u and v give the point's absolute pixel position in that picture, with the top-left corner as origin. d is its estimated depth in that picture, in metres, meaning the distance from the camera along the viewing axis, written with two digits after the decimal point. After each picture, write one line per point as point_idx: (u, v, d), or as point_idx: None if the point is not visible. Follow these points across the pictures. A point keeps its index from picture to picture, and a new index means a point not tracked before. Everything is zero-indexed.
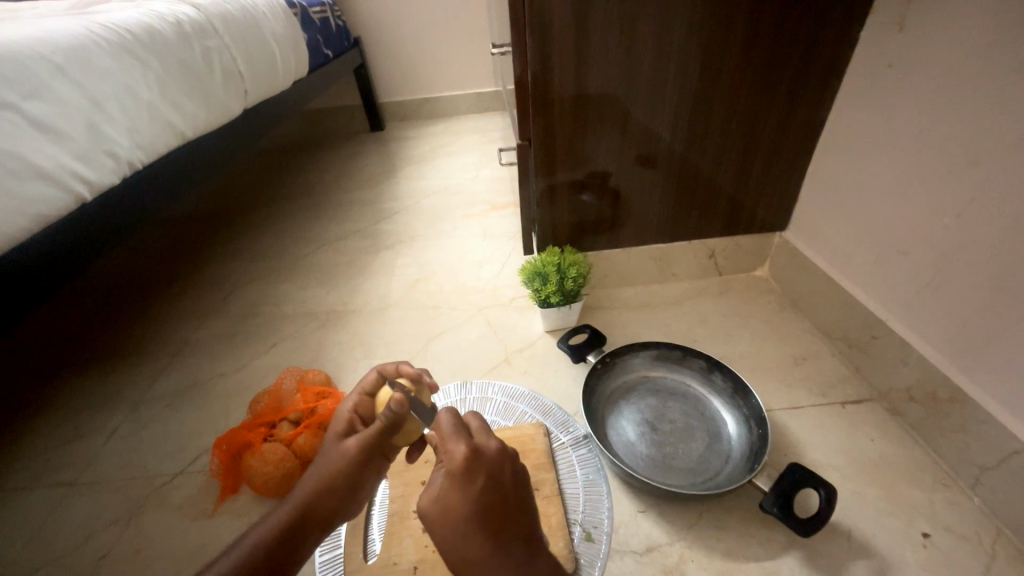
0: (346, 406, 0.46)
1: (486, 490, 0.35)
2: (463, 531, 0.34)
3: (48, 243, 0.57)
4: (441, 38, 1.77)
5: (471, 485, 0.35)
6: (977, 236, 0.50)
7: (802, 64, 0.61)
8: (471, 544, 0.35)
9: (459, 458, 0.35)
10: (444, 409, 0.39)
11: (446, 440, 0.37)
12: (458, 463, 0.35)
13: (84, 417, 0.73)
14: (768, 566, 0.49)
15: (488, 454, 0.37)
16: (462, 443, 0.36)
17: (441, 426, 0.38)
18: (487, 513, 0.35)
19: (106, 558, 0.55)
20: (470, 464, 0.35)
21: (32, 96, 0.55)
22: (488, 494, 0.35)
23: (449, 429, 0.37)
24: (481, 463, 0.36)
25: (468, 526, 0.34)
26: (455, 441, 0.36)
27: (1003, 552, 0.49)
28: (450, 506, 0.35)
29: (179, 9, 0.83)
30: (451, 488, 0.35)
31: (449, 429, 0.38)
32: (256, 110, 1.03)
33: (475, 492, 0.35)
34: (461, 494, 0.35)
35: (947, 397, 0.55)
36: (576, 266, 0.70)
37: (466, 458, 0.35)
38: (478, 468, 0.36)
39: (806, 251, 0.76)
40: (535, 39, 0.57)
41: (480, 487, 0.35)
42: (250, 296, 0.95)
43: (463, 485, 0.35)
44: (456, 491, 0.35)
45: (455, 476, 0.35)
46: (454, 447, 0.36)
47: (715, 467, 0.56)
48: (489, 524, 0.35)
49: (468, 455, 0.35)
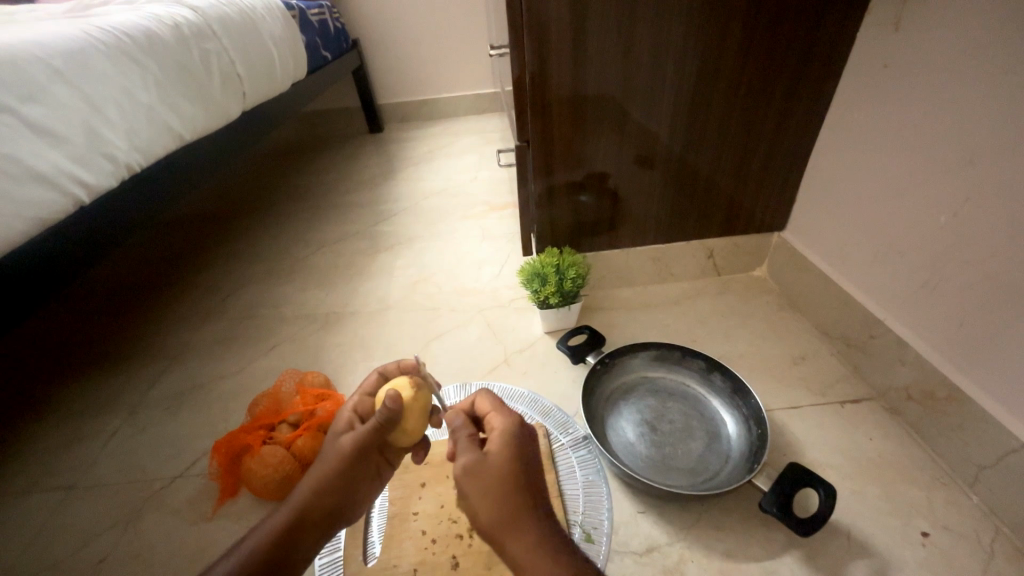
0: (346, 406, 0.46)
1: (529, 456, 0.37)
2: (509, 484, 0.34)
3: (46, 247, 0.57)
4: (440, 39, 1.77)
5: (520, 444, 0.37)
6: (975, 235, 0.50)
7: (799, 65, 0.61)
8: (515, 499, 0.34)
9: (508, 422, 0.38)
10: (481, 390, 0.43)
11: (491, 411, 0.40)
12: (509, 425, 0.38)
13: (85, 420, 0.73)
14: (768, 565, 0.49)
15: (529, 429, 0.40)
16: (509, 412, 0.40)
17: (483, 402, 0.41)
18: (530, 473, 0.36)
19: (107, 560, 0.55)
20: (519, 428, 0.38)
21: (30, 100, 0.55)
22: (531, 458, 0.37)
23: (494, 403, 0.41)
24: (526, 432, 0.39)
25: (514, 479, 0.35)
26: (501, 412, 0.40)
27: (1001, 550, 0.49)
28: (500, 459, 0.36)
29: (178, 13, 0.83)
30: (500, 446, 0.37)
31: (491, 405, 0.41)
32: (255, 112, 1.03)
33: (521, 452, 0.37)
34: (511, 449, 0.36)
35: (945, 396, 0.55)
36: (575, 267, 0.70)
37: (514, 423, 0.38)
38: (523, 433, 0.39)
39: (804, 251, 0.76)
40: (532, 40, 0.57)
41: (525, 450, 0.37)
42: (249, 298, 0.95)
43: (513, 442, 0.37)
44: (507, 446, 0.37)
45: (508, 432, 0.37)
46: (502, 414, 0.39)
47: (715, 467, 0.56)
48: (532, 483, 0.35)
49: (517, 419, 0.39)
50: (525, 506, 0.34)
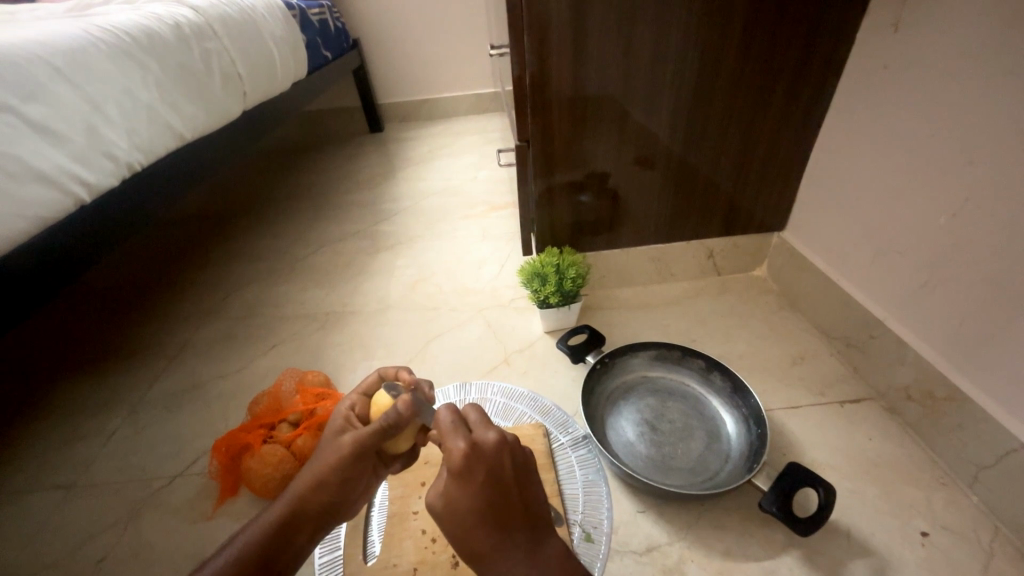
0: (344, 406, 0.46)
1: (488, 486, 0.36)
2: (466, 525, 0.36)
3: (46, 245, 0.57)
4: (441, 39, 1.77)
5: (472, 478, 0.36)
6: (975, 235, 0.51)
7: (799, 65, 0.61)
8: (475, 537, 0.36)
9: (457, 455, 0.36)
10: (444, 405, 0.39)
11: (443, 436, 0.37)
12: (457, 460, 0.36)
13: (84, 419, 0.73)
14: (767, 565, 0.49)
15: (488, 448, 0.36)
16: (461, 440, 0.36)
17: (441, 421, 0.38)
18: (490, 504, 0.36)
19: (106, 560, 0.55)
20: (469, 462, 0.36)
21: (31, 99, 0.55)
22: (489, 489, 0.36)
23: (449, 424, 0.37)
24: (480, 460, 0.36)
25: (472, 519, 0.36)
26: (454, 437, 0.36)
27: (1001, 550, 0.49)
28: (456, 501, 0.36)
29: (178, 12, 0.83)
30: (453, 483, 0.36)
31: (449, 424, 0.38)
32: (256, 112, 1.03)
33: (475, 487, 0.35)
34: (463, 487, 0.36)
35: (944, 396, 0.56)
36: (575, 267, 0.70)
37: (465, 454, 0.36)
38: (476, 463, 0.36)
39: (803, 251, 0.76)
40: (533, 39, 0.57)
41: (480, 481, 0.36)
42: (249, 297, 0.95)
43: (464, 480, 0.36)
44: (459, 486, 0.36)
45: (456, 471, 0.36)
46: (454, 443, 0.36)
47: (714, 466, 0.57)
48: (491, 516, 0.36)
49: (467, 449, 0.36)
50: (487, 539, 0.36)
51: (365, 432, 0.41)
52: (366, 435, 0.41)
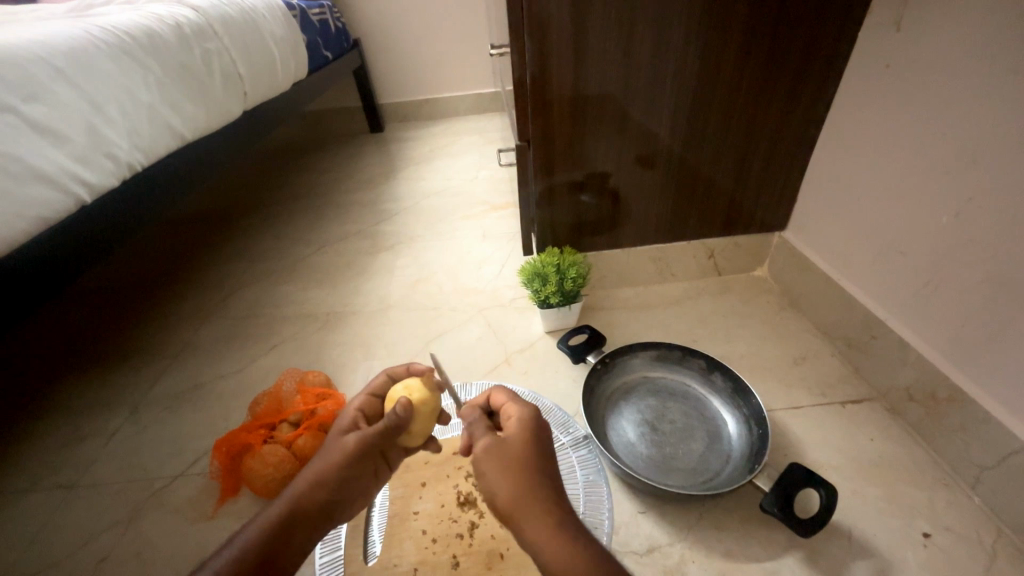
0: (353, 405, 0.46)
1: (548, 444, 0.38)
2: (525, 468, 0.35)
3: (48, 245, 0.57)
4: (441, 39, 1.77)
5: (538, 430, 0.38)
6: (976, 235, 0.50)
7: (800, 65, 0.61)
8: (532, 484, 0.34)
9: (521, 412, 0.39)
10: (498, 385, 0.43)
11: (506, 402, 0.41)
12: (528, 412, 0.39)
13: (85, 419, 0.73)
14: (768, 566, 0.49)
15: (546, 420, 0.40)
16: (524, 404, 0.40)
17: (500, 394, 0.42)
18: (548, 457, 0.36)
19: (106, 560, 0.55)
20: (533, 417, 0.39)
21: (32, 99, 0.55)
22: (548, 446, 0.37)
23: (512, 395, 0.42)
24: (540, 420, 0.39)
25: (534, 463, 0.35)
26: (521, 401, 0.41)
27: (1003, 551, 0.49)
28: (518, 446, 0.36)
29: (179, 12, 0.83)
30: (518, 430, 0.37)
31: (511, 395, 0.42)
32: (256, 112, 1.03)
33: (539, 437, 0.37)
34: (530, 433, 0.37)
35: (946, 397, 0.55)
36: (576, 267, 0.70)
37: (533, 410, 0.39)
38: (538, 421, 0.39)
39: (805, 251, 0.76)
40: (533, 40, 0.57)
41: (542, 437, 0.38)
42: (250, 297, 0.95)
43: (532, 428, 0.38)
44: (525, 430, 0.37)
45: (526, 419, 0.38)
46: (520, 403, 0.40)
47: (715, 467, 0.56)
48: (549, 467, 0.36)
49: (535, 407, 0.40)
50: (541, 488, 0.34)
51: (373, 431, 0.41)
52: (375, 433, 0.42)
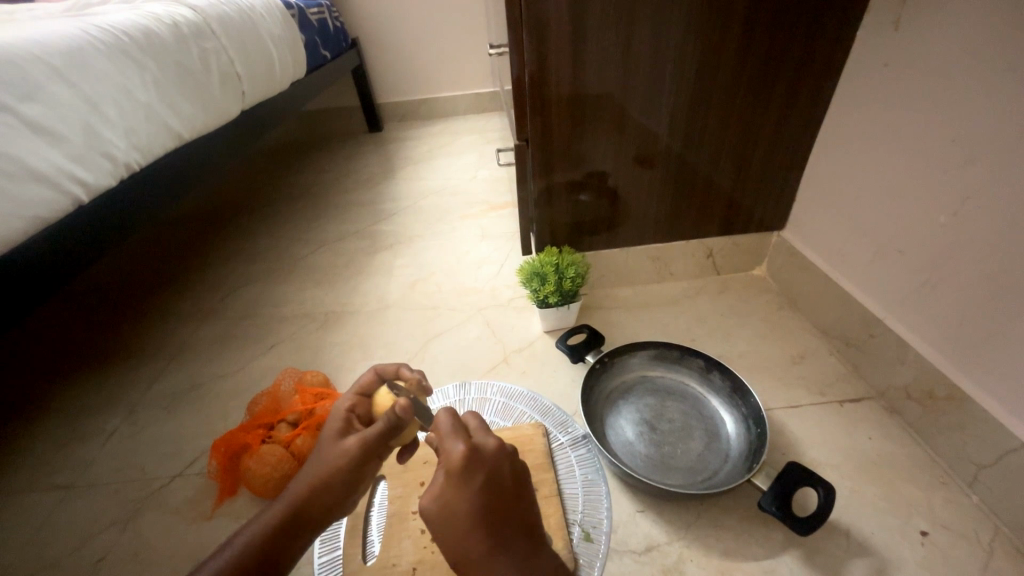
0: (342, 406, 0.46)
1: (481, 492, 0.35)
2: (458, 531, 0.34)
3: (45, 245, 0.57)
4: (441, 38, 1.77)
5: (471, 480, 0.35)
6: (974, 233, 0.50)
7: (799, 64, 0.61)
8: (467, 544, 0.34)
9: (457, 457, 0.36)
10: (443, 408, 0.39)
11: (445, 437, 0.37)
12: (457, 462, 0.35)
13: (84, 419, 0.73)
14: (767, 565, 0.49)
15: (488, 455, 0.37)
16: (461, 443, 0.36)
17: (441, 424, 0.38)
18: (486, 506, 0.35)
19: (105, 560, 0.55)
20: (469, 463, 0.35)
21: (28, 99, 0.55)
22: (484, 493, 0.35)
23: (448, 427, 0.37)
24: (480, 462, 0.36)
25: (466, 523, 0.34)
26: (454, 440, 0.37)
27: (1000, 549, 0.49)
28: (449, 506, 0.35)
29: (177, 11, 0.83)
30: (451, 485, 0.35)
31: (448, 428, 0.38)
32: (254, 111, 1.03)
33: (472, 489, 0.35)
34: (460, 487, 0.35)
35: (945, 395, 0.55)
36: (575, 266, 0.70)
37: (464, 456, 0.36)
38: (476, 464, 0.36)
39: (803, 250, 0.76)
40: (532, 38, 0.57)
41: (478, 485, 0.35)
42: (249, 297, 0.95)
43: (464, 479, 0.35)
44: (455, 487, 0.35)
45: (455, 472, 0.35)
46: (453, 446, 0.36)
47: (713, 466, 0.56)
48: (485, 520, 0.35)
49: (466, 452, 0.36)
50: (478, 546, 0.34)
51: (369, 434, 0.41)
52: (371, 436, 0.41)
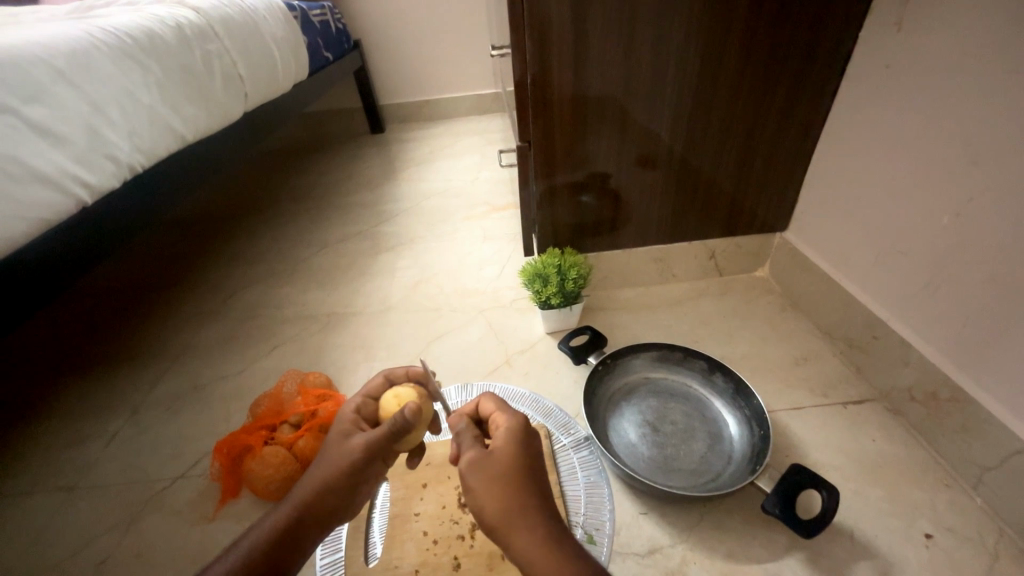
0: (349, 409, 0.45)
1: (533, 451, 0.37)
2: (512, 479, 0.34)
3: (48, 246, 0.57)
4: (442, 39, 1.77)
5: (525, 441, 0.37)
6: (978, 235, 0.50)
7: (801, 65, 0.61)
8: (522, 493, 0.34)
9: (512, 419, 0.39)
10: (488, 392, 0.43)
11: (494, 411, 0.40)
12: (513, 422, 0.38)
13: (87, 420, 0.73)
14: (770, 567, 0.49)
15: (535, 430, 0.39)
16: (513, 412, 0.40)
17: (487, 403, 0.41)
18: (538, 465, 0.36)
19: (107, 562, 0.55)
20: (523, 426, 0.38)
21: (33, 101, 0.55)
22: (535, 455, 0.37)
23: (497, 403, 0.41)
24: (530, 429, 0.39)
25: (520, 473, 0.35)
26: (506, 410, 0.40)
27: (1005, 552, 0.49)
28: (507, 452, 0.36)
29: (179, 13, 0.84)
30: (506, 439, 0.37)
31: (494, 405, 0.41)
32: (256, 113, 1.03)
33: (525, 447, 0.37)
34: (516, 443, 0.37)
35: (948, 397, 0.55)
36: (577, 268, 0.70)
37: (518, 420, 0.38)
38: (527, 430, 0.38)
39: (806, 251, 0.76)
40: (534, 40, 0.57)
41: (529, 446, 0.37)
42: (251, 298, 0.95)
43: (519, 439, 0.37)
44: (512, 440, 0.37)
45: (512, 428, 0.37)
46: (507, 413, 0.39)
47: (717, 468, 0.56)
48: (536, 476, 0.35)
49: (521, 418, 0.39)
50: (529, 500, 0.34)
51: (373, 438, 0.41)
52: (375, 440, 0.41)
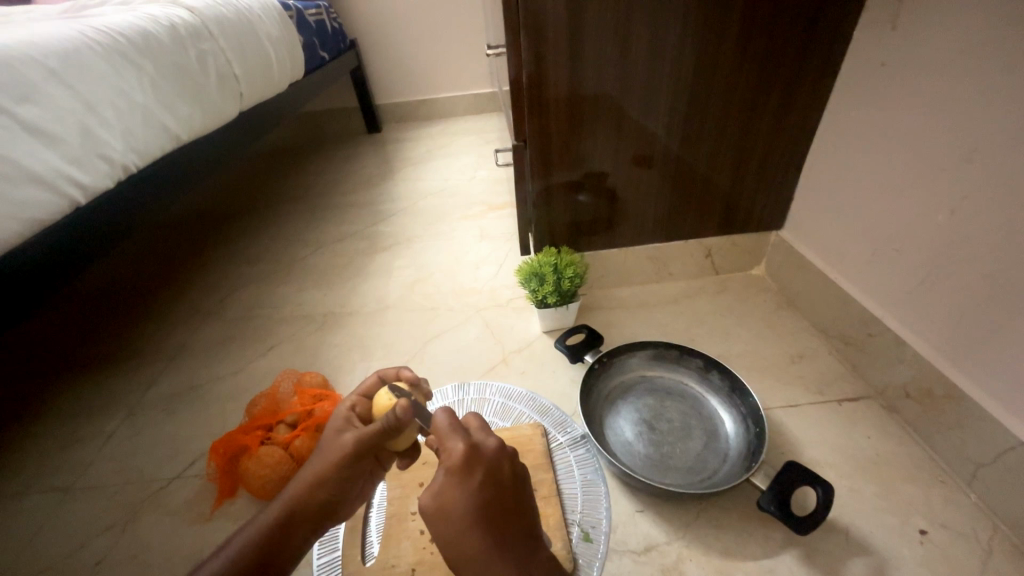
0: (343, 407, 0.46)
1: (481, 489, 0.35)
2: (457, 531, 0.34)
3: (42, 247, 0.57)
4: (440, 38, 1.77)
5: (472, 479, 0.35)
6: (972, 232, 0.50)
7: (796, 63, 0.61)
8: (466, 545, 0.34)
9: (456, 456, 0.36)
10: (440, 408, 0.39)
11: (444, 438, 0.37)
12: (456, 459, 0.35)
13: (83, 421, 0.73)
14: (766, 564, 0.49)
15: (490, 453, 0.37)
16: (460, 441, 0.36)
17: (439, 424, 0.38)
18: (485, 506, 0.35)
19: (103, 562, 0.55)
20: (468, 460, 0.36)
21: (25, 101, 0.55)
22: (485, 490, 0.35)
23: (447, 427, 0.37)
24: (479, 459, 0.36)
25: (467, 521, 0.34)
26: (453, 439, 0.37)
27: (999, 548, 0.49)
28: (446, 502, 0.35)
29: (174, 13, 0.83)
30: (448, 486, 0.35)
31: (446, 428, 0.38)
32: (252, 113, 1.03)
33: (472, 487, 0.35)
34: (460, 488, 0.35)
35: (943, 393, 0.55)
36: (573, 266, 0.70)
37: (463, 454, 0.36)
38: (475, 461, 0.36)
39: (802, 249, 0.76)
40: (529, 39, 0.57)
41: (480, 481, 0.35)
42: (248, 298, 0.95)
43: (464, 479, 0.35)
44: (456, 484, 0.35)
45: (455, 470, 0.35)
46: (453, 444, 0.36)
47: (713, 465, 0.56)
48: (486, 516, 0.34)
49: (465, 451, 0.36)
50: (477, 545, 0.34)
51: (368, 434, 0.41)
52: (370, 434, 0.41)
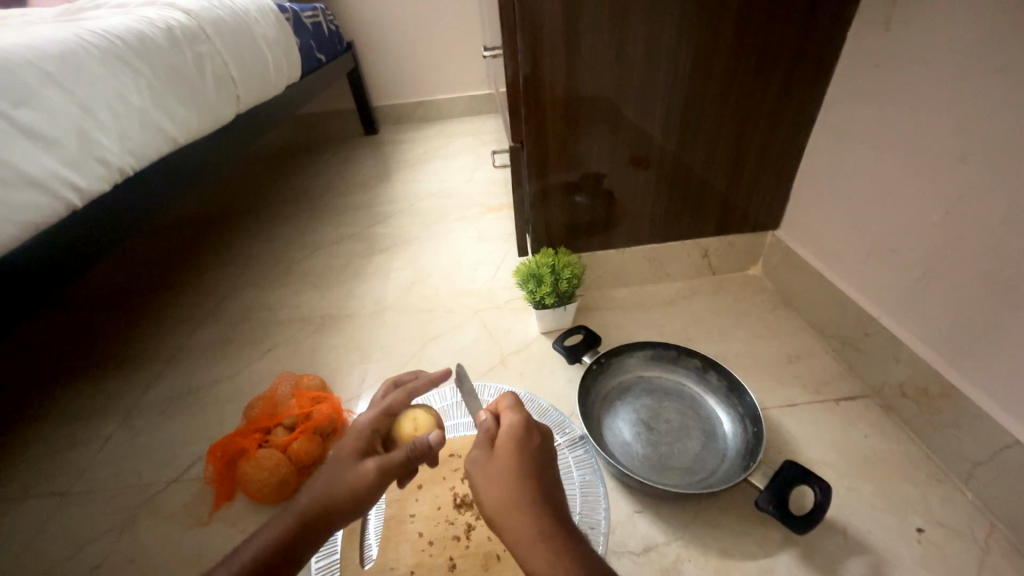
0: (366, 423, 0.43)
1: (538, 452, 0.38)
2: (509, 479, 0.35)
3: (38, 250, 0.57)
4: (437, 40, 1.77)
5: (526, 442, 0.38)
6: (967, 232, 0.51)
7: (791, 64, 0.62)
8: (518, 490, 0.35)
9: (515, 422, 0.39)
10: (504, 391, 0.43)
11: (505, 409, 0.41)
12: (517, 423, 0.38)
13: (79, 425, 0.72)
14: (764, 564, 0.49)
15: (543, 428, 0.40)
16: (518, 413, 0.40)
17: (501, 400, 0.42)
18: (538, 468, 0.36)
19: (100, 568, 0.55)
20: (528, 427, 0.39)
21: (22, 105, 0.55)
22: (537, 453, 0.37)
23: (509, 402, 0.41)
24: (535, 429, 0.39)
25: (521, 469, 0.36)
26: (514, 411, 0.40)
27: (996, 545, 0.49)
28: (507, 449, 0.37)
29: (169, 15, 0.83)
30: (506, 442, 0.37)
31: (506, 404, 0.41)
32: (247, 114, 1.02)
33: (529, 447, 0.37)
34: (518, 444, 0.37)
35: (938, 392, 0.56)
36: (571, 267, 0.70)
37: (522, 422, 0.39)
38: (533, 429, 0.39)
39: (797, 249, 0.76)
40: (525, 41, 0.57)
41: (535, 445, 0.38)
42: (245, 300, 0.95)
43: (521, 440, 0.37)
44: (513, 442, 0.37)
45: (513, 431, 0.38)
46: (513, 414, 0.40)
47: (711, 466, 0.57)
48: (534, 474, 0.36)
49: (526, 420, 0.39)
50: (525, 497, 0.34)
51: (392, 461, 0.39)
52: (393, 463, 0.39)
